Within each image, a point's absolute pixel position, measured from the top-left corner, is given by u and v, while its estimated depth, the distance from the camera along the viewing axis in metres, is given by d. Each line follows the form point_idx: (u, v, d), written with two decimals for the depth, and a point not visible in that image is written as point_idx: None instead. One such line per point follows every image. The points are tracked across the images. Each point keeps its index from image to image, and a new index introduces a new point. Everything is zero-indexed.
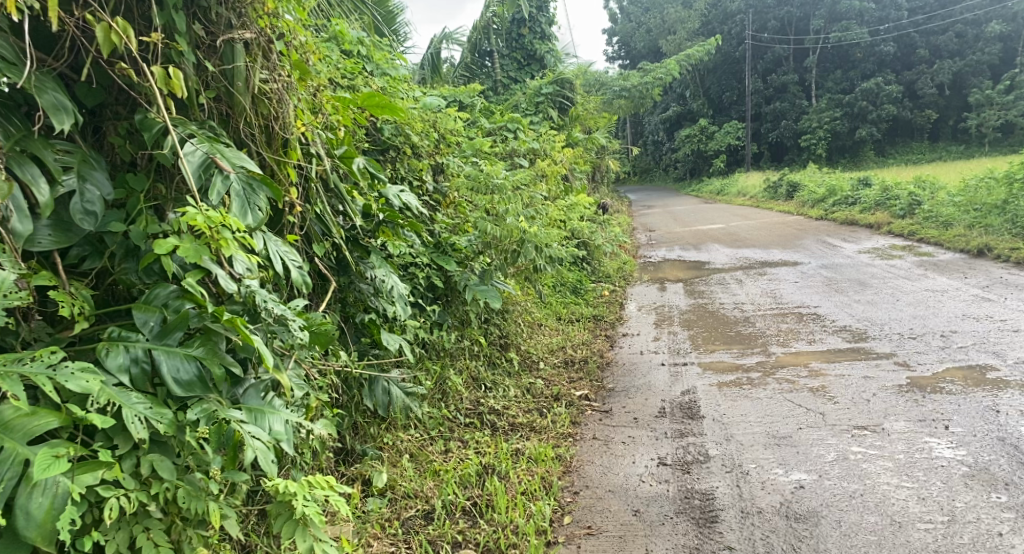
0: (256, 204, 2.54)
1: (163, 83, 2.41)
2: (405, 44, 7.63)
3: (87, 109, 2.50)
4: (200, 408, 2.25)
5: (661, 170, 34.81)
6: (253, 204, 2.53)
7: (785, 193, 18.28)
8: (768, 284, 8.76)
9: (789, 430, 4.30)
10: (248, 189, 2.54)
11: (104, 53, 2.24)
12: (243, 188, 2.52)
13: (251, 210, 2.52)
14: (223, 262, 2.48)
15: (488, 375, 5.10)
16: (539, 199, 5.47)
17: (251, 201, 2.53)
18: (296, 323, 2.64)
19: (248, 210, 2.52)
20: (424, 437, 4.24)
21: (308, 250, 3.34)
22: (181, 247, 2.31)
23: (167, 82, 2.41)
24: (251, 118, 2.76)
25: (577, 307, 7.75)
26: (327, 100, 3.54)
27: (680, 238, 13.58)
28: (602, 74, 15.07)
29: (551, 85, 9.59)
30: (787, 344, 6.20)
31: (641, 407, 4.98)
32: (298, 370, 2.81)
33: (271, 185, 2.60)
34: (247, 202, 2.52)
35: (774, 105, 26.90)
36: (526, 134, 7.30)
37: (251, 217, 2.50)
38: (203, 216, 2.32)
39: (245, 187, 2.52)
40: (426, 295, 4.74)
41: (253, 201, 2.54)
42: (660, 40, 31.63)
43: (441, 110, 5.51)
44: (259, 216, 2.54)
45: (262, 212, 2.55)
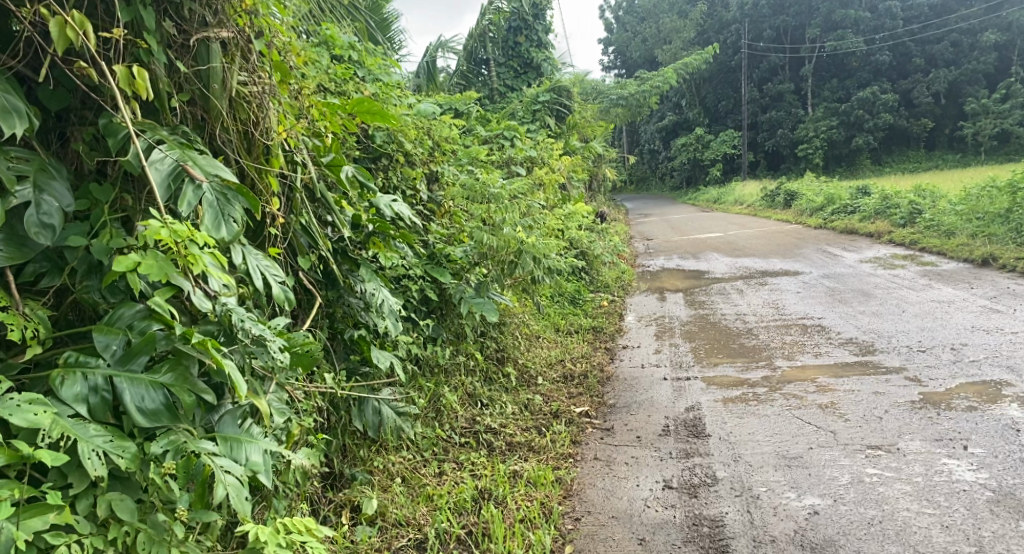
0: (230, 216, 2.33)
1: (126, 84, 2.21)
2: (400, 52, 7.45)
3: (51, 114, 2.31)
4: (167, 439, 2.05)
5: (657, 178, 34.68)
6: (227, 215, 2.33)
7: (782, 202, 18.13)
8: (770, 294, 8.58)
9: (799, 450, 4.10)
10: (222, 199, 2.33)
11: (59, 50, 2.05)
12: (217, 198, 2.31)
13: (225, 222, 2.31)
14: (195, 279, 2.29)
15: (485, 392, 4.91)
16: (537, 208, 5.28)
17: (225, 213, 2.32)
18: (276, 344, 2.45)
19: (222, 222, 2.31)
20: (417, 459, 4.04)
21: (292, 263, 3.14)
22: (144, 264, 2.11)
23: (130, 82, 2.22)
24: (228, 123, 2.57)
25: (575, 318, 7.56)
26: (313, 104, 3.34)
27: (679, 247, 13.40)
28: (599, 83, 14.89)
29: (548, 92, 9.42)
30: (793, 357, 6.00)
31: (643, 425, 4.78)
32: (280, 394, 2.64)
33: (247, 194, 2.39)
34: (220, 214, 2.31)
35: (771, 114, 26.81)
36: (523, 142, 7.11)
37: (225, 230, 2.29)
38: (167, 231, 2.12)
39: (219, 198, 2.32)
40: (420, 308, 4.54)
41: (228, 212, 2.33)
42: (656, 49, 31.54)
43: (435, 117, 5.32)
44: (234, 228, 2.33)
45: (237, 223, 2.35)
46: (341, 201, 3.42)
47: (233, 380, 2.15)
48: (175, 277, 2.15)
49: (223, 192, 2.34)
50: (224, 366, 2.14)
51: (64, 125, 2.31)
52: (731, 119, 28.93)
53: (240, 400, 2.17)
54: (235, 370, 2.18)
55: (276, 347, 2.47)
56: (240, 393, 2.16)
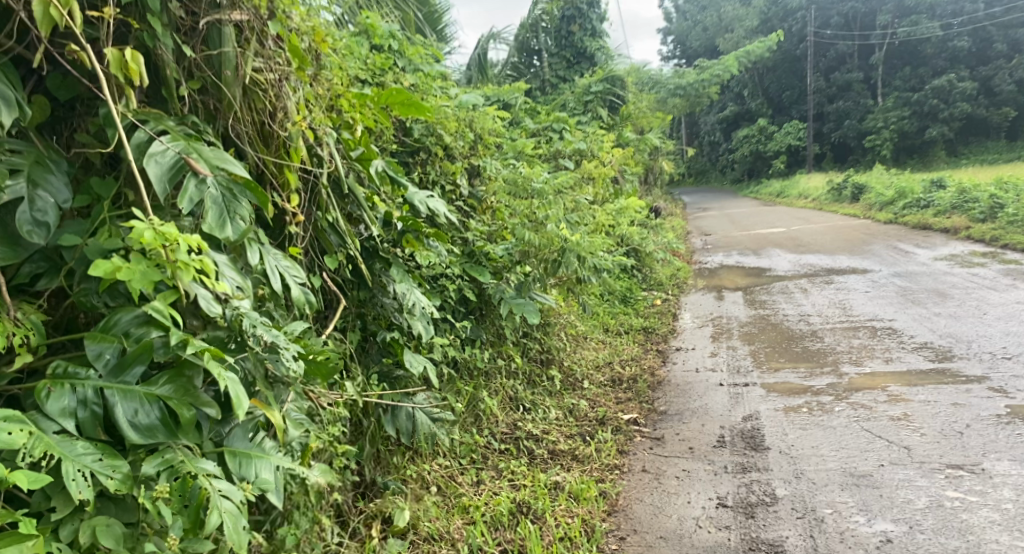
0: (237, 213, 2.13)
1: (119, 69, 2.03)
2: (450, 46, 7.25)
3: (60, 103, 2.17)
4: (162, 460, 1.86)
5: (717, 171, 33.94)
6: (234, 213, 2.13)
7: (849, 196, 17.43)
8: (835, 293, 8.16)
9: (868, 467, 3.77)
10: (228, 195, 2.13)
11: (43, 31, 1.89)
12: (222, 195, 2.11)
13: (231, 220, 2.11)
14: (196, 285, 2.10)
15: (528, 395, 4.72)
16: (585, 205, 5.06)
17: (231, 210, 2.12)
18: (290, 354, 2.24)
19: (227, 221, 2.11)
20: (454, 466, 3.87)
21: (316, 263, 2.97)
22: (125, 269, 1.91)
23: (123, 69, 2.03)
24: (242, 113, 2.38)
25: (625, 318, 7.30)
26: (342, 95, 3.17)
27: (738, 243, 12.99)
28: (655, 73, 14.52)
29: (601, 83, 9.15)
30: (860, 362, 5.64)
31: (696, 435, 4.54)
32: (300, 405, 2.46)
33: (257, 190, 2.19)
34: (225, 211, 2.11)
35: (838, 105, 25.90)
36: (572, 134, 6.87)
37: (230, 230, 2.09)
38: (152, 232, 1.92)
39: (225, 194, 2.12)
40: (458, 308, 4.35)
41: (235, 209, 2.13)
42: (717, 39, 30.81)
43: (479, 108, 5.12)
44: (241, 227, 2.13)
45: (244, 222, 2.15)
46: (372, 198, 3.25)
47: (231, 396, 1.93)
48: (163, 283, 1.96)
49: (230, 188, 2.14)
50: (227, 380, 1.92)
51: (75, 117, 2.16)
52: (796, 110, 28.07)
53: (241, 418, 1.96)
54: (240, 384, 1.96)
55: (291, 356, 2.26)
56: (240, 412, 1.94)
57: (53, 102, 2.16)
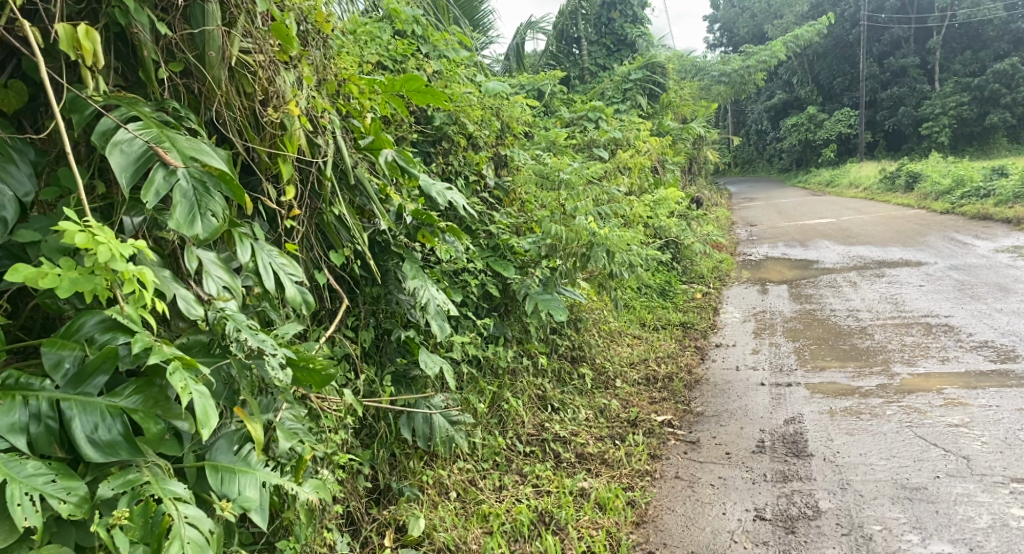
0: (209, 210, 1.96)
1: (70, 44, 1.85)
2: (490, 33, 7.02)
3: (36, 87, 1.99)
4: (121, 481, 1.72)
5: (765, 161, 33.20)
6: (205, 208, 1.95)
7: (903, 185, 16.80)
8: (887, 287, 7.78)
9: (922, 479, 3.48)
10: (200, 188, 1.96)
11: None
12: (193, 188, 1.94)
13: (202, 216, 1.94)
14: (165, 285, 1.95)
15: (556, 395, 4.52)
16: (618, 197, 4.83)
17: (203, 206, 1.95)
18: (275, 359, 2.06)
19: (197, 217, 1.94)
20: (475, 470, 3.70)
21: (322, 259, 2.86)
22: (52, 277, 1.71)
23: (77, 44, 1.86)
24: (229, 96, 2.20)
25: (663, 312, 7.05)
26: (349, 82, 3.02)
27: (785, 234, 12.59)
28: (699, 59, 14.08)
29: (641, 69, 8.83)
30: (913, 362, 5.32)
31: (734, 439, 4.32)
32: (294, 412, 2.33)
33: (233, 186, 2.01)
34: (196, 206, 1.94)
35: (891, 91, 25.02)
36: (609, 123, 6.60)
37: (199, 227, 1.91)
38: (84, 234, 1.69)
39: (196, 187, 1.95)
40: (482, 304, 4.17)
41: (206, 205, 1.95)
42: (766, 24, 30.03)
43: (507, 95, 4.91)
44: (213, 224, 1.96)
45: (218, 219, 1.97)
46: (384, 190, 3.10)
47: (199, 409, 1.78)
48: (97, 292, 1.74)
49: (203, 181, 1.97)
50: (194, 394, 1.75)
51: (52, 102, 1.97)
52: (847, 97, 27.24)
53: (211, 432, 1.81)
54: (207, 399, 1.80)
55: (276, 361, 2.08)
56: (209, 425, 1.79)
57: (34, 87, 1.99)
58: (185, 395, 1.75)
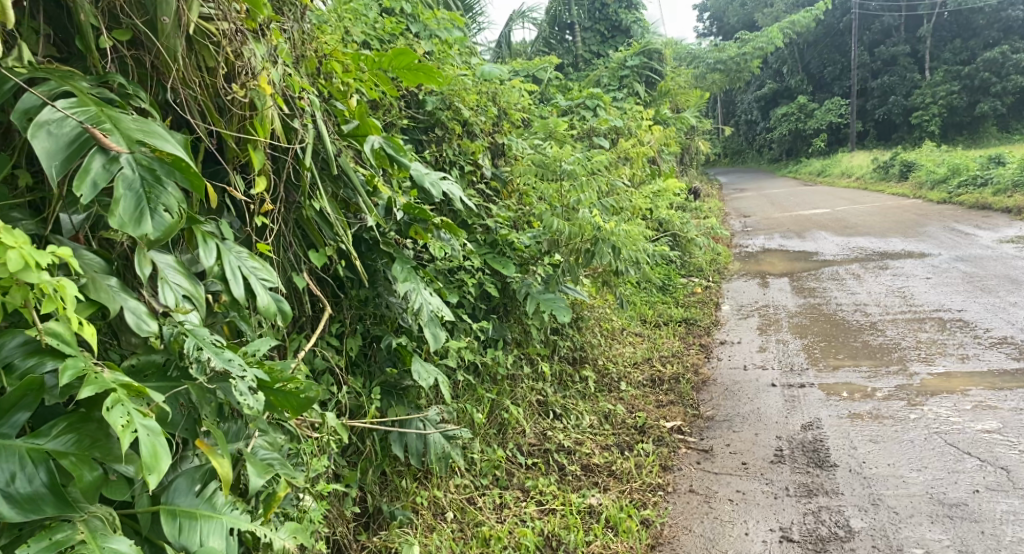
0: (160, 204, 1.64)
1: None
2: (481, 19, 6.66)
3: None
4: (42, 543, 1.46)
5: (754, 151, 32.97)
6: (156, 202, 1.64)
7: (896, 173, 16.57)
8: (893, 279, 7.52)
9: (960, 495, 3.23)
10: (150, 178, 1.65)
11: None
12: (141, 177, 1.63)
13: (152, 212, 1.62)
14: (107, 294, 1.65)
15: (558, 399, 4.24)
16: (622, 189, 4.52)
17: (153, 199, 1.64)
18: (243, 385, 1.73)
19: (146, 212, 1.62)
20: (474, 486, 3.40)
21: (302, 259, 2.57)
22: None
23: None
24: (187, 71, 1.88)
25: (664, 308, 6.78)
26: (331, 61, 2.72)
27: (781, 224, 12.34)
28: (692, 47, 13.77)
29: (637, 56, 8.52)
30: (932, 360, 5.06)
31: (749, 447, 4.04)
32: (266, 441, 2.01)
33: (189, 174, 1.69)
34: (145, 200, 1.63)
35: (881, 80, 24.80)
36: (608, 111, 6.29)
37: (149, 224, 1.60)
38: None
39: (145, 176, 1.63)
40: (479, 305, 3.87)
41: (157, 198, 1.64)
42: (756, 13, 29.74)
43: (503, 79, 4.59)
44: (166, 221, 1.64)
45: (172, 215, 1.66)
46: (372, 181, 2.79)
47: (146, 450, 1.49)
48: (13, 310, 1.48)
49: (153, 169, 1.65)
50: (129, 432, 1.46)
51: None
52: (837, 86, 27.00)
53: (160, 479, 1.51)
54: (153, 434, 1.51)
55: (244, 387, 1.75)
56: (157, 470, 1.49)
57: None
58: (126, 433, 1.46)
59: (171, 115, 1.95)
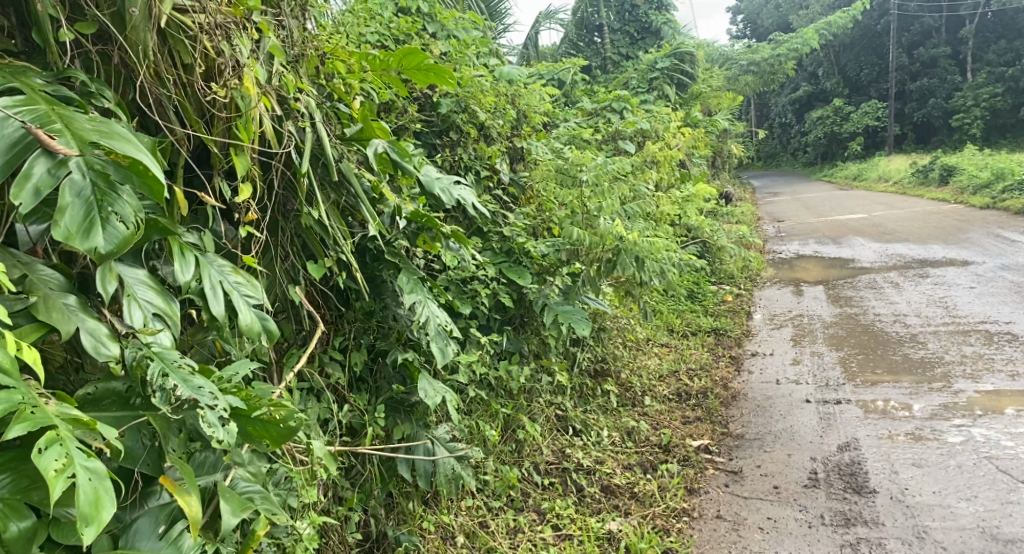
0: (113, 214, 1.52)
1: None
2: (507, 20, 6.48)
3: None
4: None
5: (788, 154, 32.43)
6: (108, 212, 1.51)
7: (936, 177, 16.10)
8: (934, 289, 7.21)
9: (1015, 530, 3.05)
10: (102, 185, 1.52)
11: None
12: (91, 184, 1.51)
13: (103, 222, 1.50)
14: (60, 313, 1.50)
15: (578, 414, 4.06)
16: (647, 194, 4.32)
17: (106, 208, 1.52)
18: (211, 415, 1.55)
19: (97, 223, 1.50)
20: (486, 509, 3.22)
21: (299, 270, 2.44)
22: None
23: None
24: (160, 67, 1.74)
25: (692, 317, 6.55)
26: (331, 58, 2.56)
27: (815, 229, 12.01)
28: (725, 48, 13.46)
29: (668, 57, 8.28)
30: (978, 376, 4.78)
31: (782, 469, 3.80)
32: (246, 474, 1.84)
33: (148, 181, 1.57)
34: (96, 209, 1.51)
35: (921, 82, 24.20)
36: (635, 114, 6.07)
37: (98, 236, 1.48)
38: None
39: (96, 183, 1.51)
40: (494, 317, 3.71)
41: (108, 207, 1.52)
42: (791, 15, 29.24)
43: (523, 80, 4.41)
44: (119, 233, 1.52)
45: (127, 224, 1.54)
46: (378, 188, 2.62)
47: (85, 497, 1.33)
48: None
49: (108, 174, 1.53)
50: (63, 476, 1.32)
51: None
52: (873, 89, 26.42)
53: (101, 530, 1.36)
54: (92, 479, 1.36)
55: (214, 417, 1.57)
56: (96, 520, 1.33)
57: None
58: (60, 478, 1.32)
59: (143, 119, 1.80)
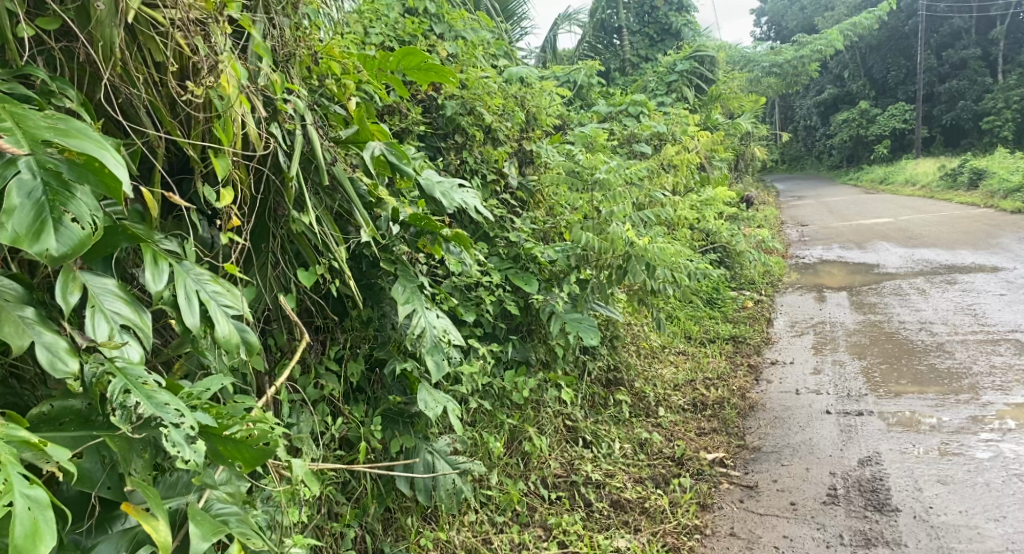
0: (66, 214, 1.49)
1: None
2: (524, 25, 6.38)
3: None
4: None
5: (813, 158, 32.02)
6: (60, 212, 1.48)
7: (966, 181, 15.76)
8: (962, 296, 7.00)
9: None
10: (55, 184, 1.49)
11: None
12: (43, 183, 1.48)
13: (54, 222, 1.47)
14: (16, 326, 1.43)
15: (588, 425, 3.94)
16: (661, 199, 4.20)
17: (58, 208, 1.48)
18: (176, 433, 1.47)
19: (49, 224, 1.47)
20: (489, 525, 3.11)
21: (291, 277, 2.35)
22: None
23: None
24: (129, 64, 1.71)
25: (710, 324, 6.40)
26: (325, 57, 2.47)
27: (840, 234, 11.77)
28: (747, 50, 13.25)
29: (687, 59, 8.13)
30: (1008, 388, 4.60)
31: (799, 483, 3.66)
32: (223, 495, 1.74)
33: (105, 178, 1.54)
34: (47, 209, 1.47)
35: (950, 84, 23.78)
36: (652, 116, 5.94)
37: (47, 237, 1.44)
38: None
39: (47, 182, 1.48)
40: (500, 324, 3.60)
41: (60, 205, 1.48)
42: (817, 16, 28.88)
43: (534, 82, 4.30)
44: (72, 234, 1.48)
45: (82, 225, 1.50)
46: (375, 192, 2.51)
47: (22, 529, 1.31)
48: None
49: (61, 174, 1.50)
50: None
51: None
52: (900, 91, 26.01)
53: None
54: (32, 508, 1.33)
55: (179, 436, 1.48)
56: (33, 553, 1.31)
57: None
58: None
59: (111, 120, 1.76)
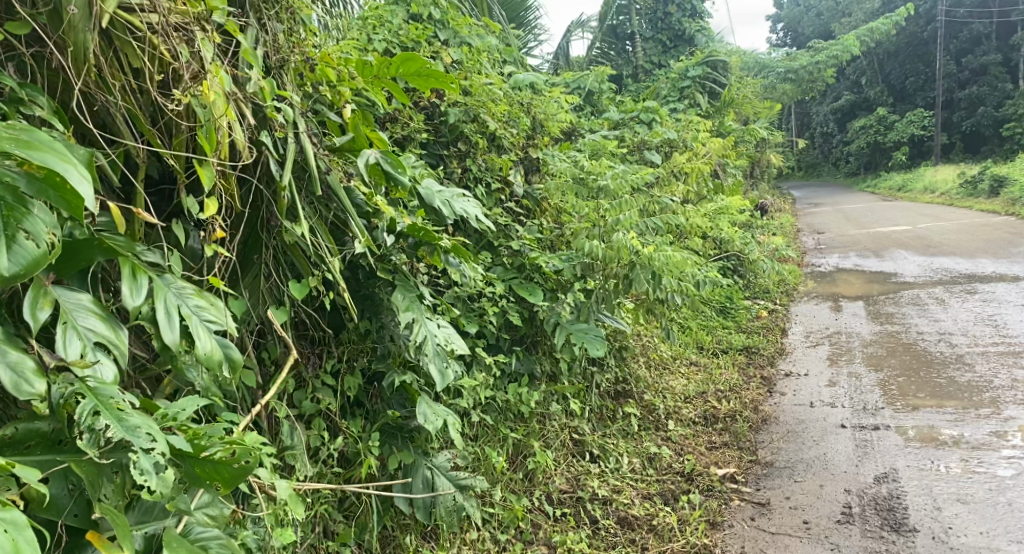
0: (22, 232, 1.47)
1: None
2: (539, 37, 6.32)
3: None
4: None
5: (830, 164, 31.74)
6: (16, 229, 1.47)
7: (986, 189, 15.52)
8: (982, 306, 6.85)
9: None
10: (11, 200, 1.48)
11: None
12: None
13: (8, 240, 1.46)
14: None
15: (596, 439, 3.85)
16: (671, 207, 4.10)
17: (14, 224, 1.47)
18: (144, 460, 1.44)
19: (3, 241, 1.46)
20: (491, 543, 3.02)
21: (283, 289, 2.28)
22: None
23: None
24: (104, 67, 1.72)
25: (723, 334, 6.29)
26: (321, 63, 2.40)
27: (857, 242, 11.60)
28: (762, 56, 13.12)
29: (700, 66, 8.04)
30: None
31: (812, 501, 3.56)
32: (204, 520, 1.69)
33: (65, 194, 1.51)
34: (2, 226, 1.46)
35: (969, 91, 23.52)
36: (663, 124, 5.85)
37: None
38: None
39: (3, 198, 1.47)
40: (504, 336, 3.53)
41: (15, 222, 1.46)
42: (833, 22, 28.66)
43: (541, 88, 4.23)
44: (25, 252, 1.47)
45: (36, 243, 1.49)
46: (372, 202, 2.46)
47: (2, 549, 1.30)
48: None
49: (18, 189, 1.48)
50: None
51: None
52: (919, 97, 25.74)
53: None
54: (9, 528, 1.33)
55: (148, 463, 1.45)
56: None
57: None
58: None
59: (80, 126, 1.77)
